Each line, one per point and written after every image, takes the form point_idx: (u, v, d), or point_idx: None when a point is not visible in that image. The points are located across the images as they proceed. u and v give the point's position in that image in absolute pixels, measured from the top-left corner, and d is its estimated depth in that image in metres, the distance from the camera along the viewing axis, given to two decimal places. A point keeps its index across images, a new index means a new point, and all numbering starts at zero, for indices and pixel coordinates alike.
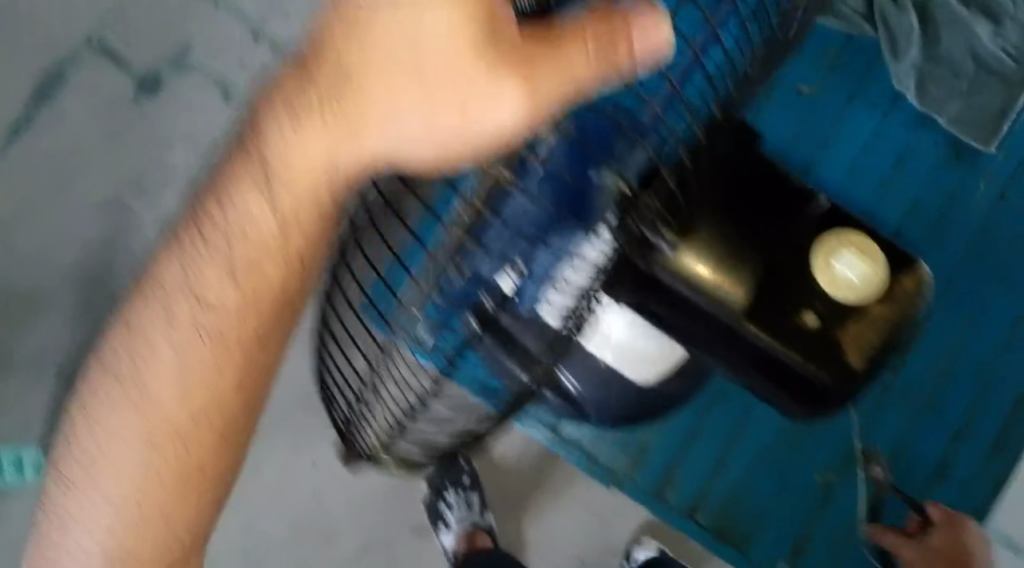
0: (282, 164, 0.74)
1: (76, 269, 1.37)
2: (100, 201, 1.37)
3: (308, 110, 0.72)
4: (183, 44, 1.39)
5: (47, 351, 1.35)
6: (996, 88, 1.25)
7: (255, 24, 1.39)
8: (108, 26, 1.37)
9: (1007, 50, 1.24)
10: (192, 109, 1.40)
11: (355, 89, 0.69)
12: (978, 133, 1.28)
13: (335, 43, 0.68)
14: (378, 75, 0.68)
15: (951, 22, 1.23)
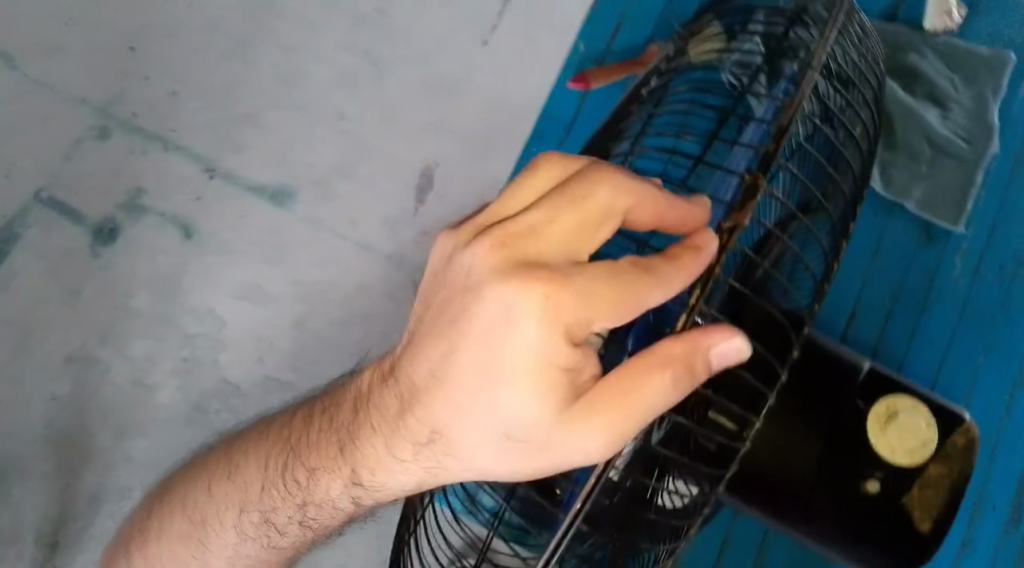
0: (380, 463, 0.76)
1: (45, 435, 1.27)
2: (65, 357, 1.30)
3: (391, 425, 0.74)
4: (136, 189, 1.35)
5: (25, 521, 1.26)
6: (954, 169, 1.25)
7: (208, 162, 1.36)
8: (57, 181, 1.34)
9: (957, 134, 1.26)
10: (151, 246, 1.33)
11: (443, 391, 0.69)
12: (948, 213, 1.25)
13: (432, 412, 0.70)
14: (462, 349, 0.68)
15: (904, 113, 1.25)
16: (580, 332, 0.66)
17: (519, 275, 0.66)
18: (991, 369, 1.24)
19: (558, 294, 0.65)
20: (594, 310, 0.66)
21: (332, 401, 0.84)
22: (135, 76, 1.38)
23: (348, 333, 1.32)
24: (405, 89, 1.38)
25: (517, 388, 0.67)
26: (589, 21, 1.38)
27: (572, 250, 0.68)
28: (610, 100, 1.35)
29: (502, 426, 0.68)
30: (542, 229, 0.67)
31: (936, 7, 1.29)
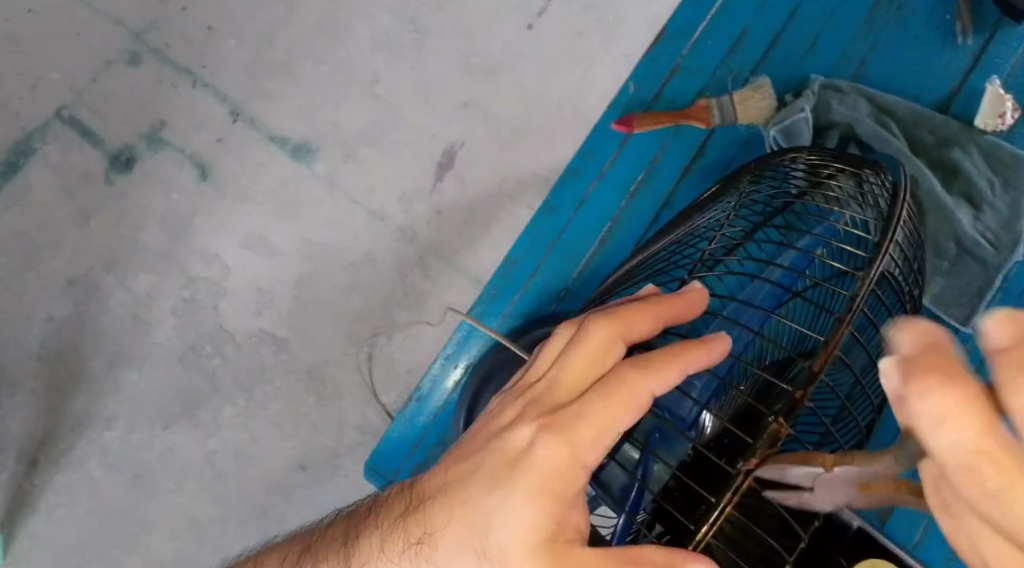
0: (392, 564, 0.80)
1: (39, 354, 1.29)
2: (67, 280, 1.29)
3: (392, 532, 0.81)
4: (159, 121, 1.31)
5: (8, 434, 1.28)
6: (978, 272, 1.18)
7: (234, 104, 1.32)
8: (82, 101, 1.31)
9: (984, 237, 1.18)
10: (167, 182, 1.31)
11: (467, 509, 0.77)
12: (961, 313, 1.19)
13: (432, 520, 0.79)
14: (492, 489, 0.77)
15: (936, 209, 1.17)
16: (578, 474, 0.76)
17: (540, 418, 0.77)
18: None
19: (568, 435, 0.76)
20: (595, 444, 0.75)
21: (381, 502, 0.84)
22: (173, 6, 1.32)
23: (349, 299, 1.32)
24: (446, 61, 1.34)
25: (511, 513, 0.75)
26: (644, 61, 1.29)
27: (590, 397, 0.76)
28: (651, 147, 1.27)
29: (481, 541, 0.76)
30: (563, 371, 0.79)
31: (991, 108, 1.23)
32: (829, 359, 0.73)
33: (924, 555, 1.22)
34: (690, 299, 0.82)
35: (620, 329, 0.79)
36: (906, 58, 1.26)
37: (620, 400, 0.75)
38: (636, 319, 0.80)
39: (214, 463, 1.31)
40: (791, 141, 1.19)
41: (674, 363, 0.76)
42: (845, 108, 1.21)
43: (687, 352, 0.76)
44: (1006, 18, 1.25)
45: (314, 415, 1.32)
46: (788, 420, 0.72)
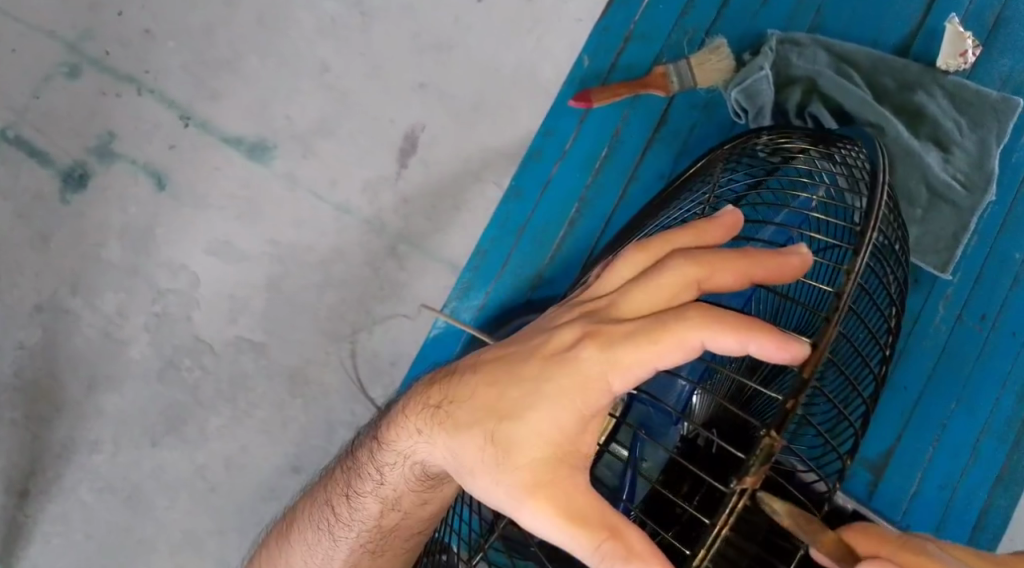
0: (418, 434, 0.91)
1: (18, 386, 1.25)
2: (34, 306, 1.26)
3: (423, 409, 0.91)
4: (107, 134, 1.26)
5: None
6: (950, 215, 1.26)
7: (182, 108, 1.27)
8: (25, 120, 1.25)
9: (956, 179, 1.26)
10: (124, 196, 1.27)
11: (498, 409, 0.84)
12: (938, 261, 1.27)
13: (458, 392, 0.88)
14: (520, 388, 0.84)
15: (904, 156, 1.25)
16: (599, 393, 0.82)
17: (587, 326, 0.83)
18: (959, 420, 1.31)
19: (605, 352, 0.81)
20: (627, 366, 0.80)
21: (422, 388, 0.93)
22: (108, 12, 1.26)
23: (323, 297, 1.30)
24: (396, 43, 1.30)
25: (532, 407, 0.83)
26: (596, 31, 1.32)
27: (639, 327, 0.81)
28: (611, 119, 1.32)
29: (497, 418, 0.84)
30: (632, 297, 0.84)
31: (952, 48, 1.30)
32: (816, 365, 0.75)
33: (924, 503, 1.30)
34: (792, 260, 0.82)
35: (698, 274, 0.82)
36: (862, 4, 1.33)
37: (667, 341, 0.79)
38: (721, 268, 0.82)
39: (206, 476, 1.29)
40: (755, 100, 1.26)
41: (734, 331, 0.77)
42: (805, 61, 1.27)
43: (751, 327, 0.77)
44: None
45: (302, 417, 1.30)
46: (780, 433, 0.73)
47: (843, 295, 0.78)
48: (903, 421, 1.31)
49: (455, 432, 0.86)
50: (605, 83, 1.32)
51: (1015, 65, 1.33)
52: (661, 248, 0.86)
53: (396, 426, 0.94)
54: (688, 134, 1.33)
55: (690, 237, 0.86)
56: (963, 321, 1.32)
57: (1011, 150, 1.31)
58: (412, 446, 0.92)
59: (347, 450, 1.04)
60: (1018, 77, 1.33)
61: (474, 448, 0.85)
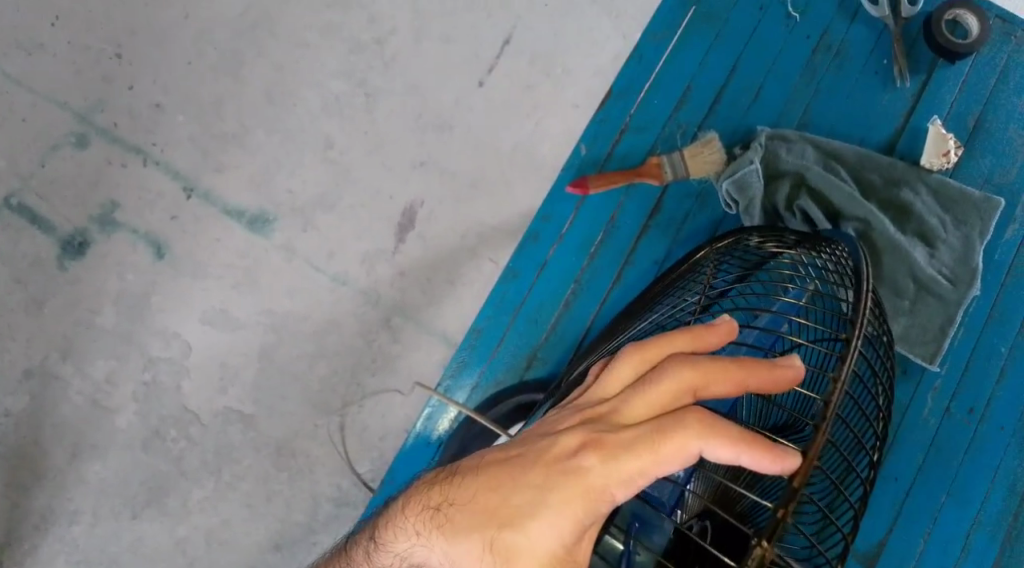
0: (416, 535, 0.84)
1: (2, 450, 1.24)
2: (24, 371, 1.25)
3: (420, 510, 0.84)
4: (110, 202, 1.28)
5: None
6: (936, 307, 1.27)
7: (186, 179, 1.29)
8: (29, 187, 1.27)
9: (941, 273, 1.28)
10: (122, 264, 1.27)
11: (500, 513, 0.79)
12: (925, 352, 1.27)
13: (457, 493, 0.82)
14: (524, 492, 0.79)
15: (892, 248, 1.26)
16: (602, 504, 0.78)
17: (590, 434, 0.79)
18: (950, 513, 1.28)
19: (608, 463, 0.78)
20: (629, 475, 0.77)
21: (420, 485, 0.87)
22: (119, 85, 1.30)
23: (314, 368, 1.29)
24: (398, 122, 1.33)
25: (534, 516, 0.78)
26: (593, 122, 1.35)
27: (640, 436, 0.78)
28: (607, 206, 1.32)
29: (497, 525, 0.79)
30: (634, 406, 0.80)
31: (935, 146, 1.32)
32: (807, 476, 0.73)
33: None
34: (788, 372, 0.79)
35: (696, 383, 0.79)
36: (849, 103, 1.36)
37: (668, 449, 0.76)
38: (717, 378, 0.79)
39: (185, 550, 1.26)
40: (746, 192, 1.26)
41: (732, 442, 0.75)
42: (794, 157, 1.29)
43: (751, 443, 0.75)
44: (939, 60, 1.37)
45: (287, 491, 1.28)
46: (771, 543, 0.72)
47: (830, 403, 0.76)
48: (895, 510, 1.28)
49: (454, 537, 0.81)
50: (602, 171, 1.33)
51: (996, 166, 1.36)
52: (655, 353, 0.83)
53: (388, 527, 0.87)
54: (681, 222, 1.33)
55: (686, 342, 0.83)
56: (951, 413, 1.30)
57: (994, 248, 1.34)
58: (407, 549, 0.85)
59: (330, 552, 0.96)
60: (999, 178, 1.36)
61: (475, 553, 0.80)
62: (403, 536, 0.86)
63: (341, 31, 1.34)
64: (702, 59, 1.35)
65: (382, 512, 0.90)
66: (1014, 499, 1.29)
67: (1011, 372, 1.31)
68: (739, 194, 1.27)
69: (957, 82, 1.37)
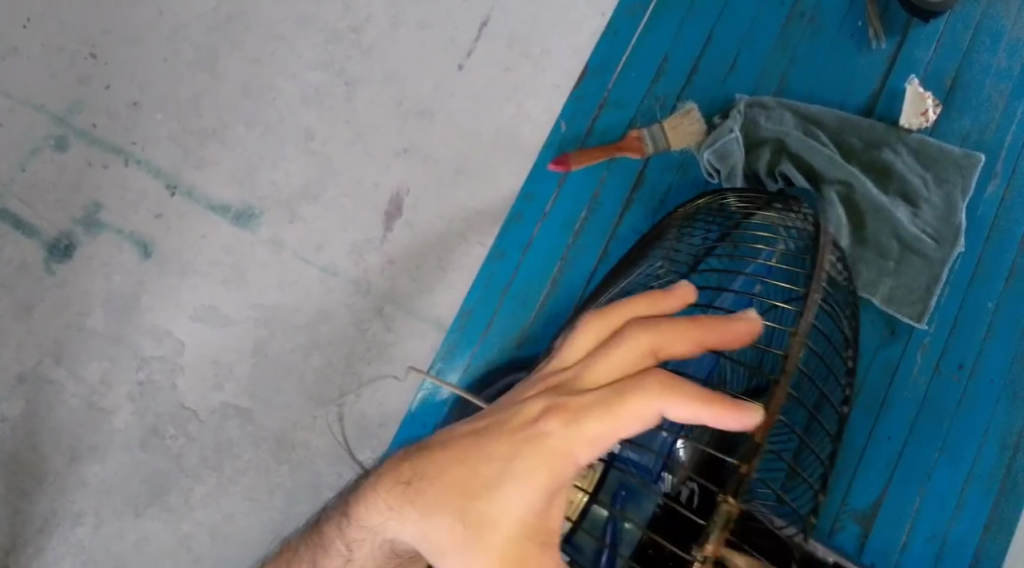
0: (388, 511, 0.84)
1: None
2: (17, 376, 1.24)
3: (390, 485, 0.84)
4: (93, 204, 1.28)
5: None
6: (921, 266, 1.28)
7: (168, 176, 1.29)
8: (11, 191, 1.26)
9: (925, 232, 1.28)
10: (109, 265, 1.27)
11: (472, 485, 0.79)
12: (913, 311, 1.28)
13: (428, 467, 0.81)
14: (495, 462, 0.79)
15: (875, 211, 1.27)
16: (569, 468, 0.77)
17: (553, 400, 0.78)
18: (944, 471, 1.30)
19: (571, 427, 0.76)
20: (592, 438, 0.76)
21: (390, 462, 0.86)
22: (96, 85, 1.29)
23: (308, 360, 1.29)
24: (379, 110, 1.33)
25: (503, 485, 0.78)
26: (570, 100, 1.35)
27: (599, 400, 0.76)
28: (589, 181, 1.33)
29: (468, 497, 0.79)
30: (597, 370, 0.79)
31: (913, 106, 1.34)
32: (767, 429, 0.73)
33: (914, 554, 1.28)
34: (743, 326, 0.78)
35: (656, 343, 0.78)
36: (826, 69, 1.36)
37: (626, 411, 0.74)
38: (675, 337, 0.78)
39: (190, 546, 1.26)
40: (727, 160, 1.27)
41: (690, 401, 0.73)
42: (773, 123, 1.29)
43: (707, 400, 0.73)
44: (913, 20, 1.37)
45: (288, 483, 1.28)
46: (737, 498, 0.72)
47: (790, 357, 0.75)
48: (891, 469, 1.29)
49: (427, 513, 0.80)
50: (583, 147, 1.34)
51: (975, 123, 1.36)
52: (617, 319, 0.81)
53: (361, 505, 0.87)
54: (664, 195, 1.34)
55: (645, 307, 0.81)
56: (941, 371, 1.32)
57: (976, 205, 1.35)
58: (382, 526, 0.85)
59: (309, 530, 0.96)
60: (978, 134, 1.36)
61: (449, 528, 0.79)
62: (376, 513, 0.85)
63: (317, 22, 1.33)
64: (677, 32, 1.35)
65: (355, 488, 0.90)
66: (1006, 452, 1.31)
67: (997, 326, 1.33)
68: (719, 162, 1.28)
69: (933, 41, 1.37)
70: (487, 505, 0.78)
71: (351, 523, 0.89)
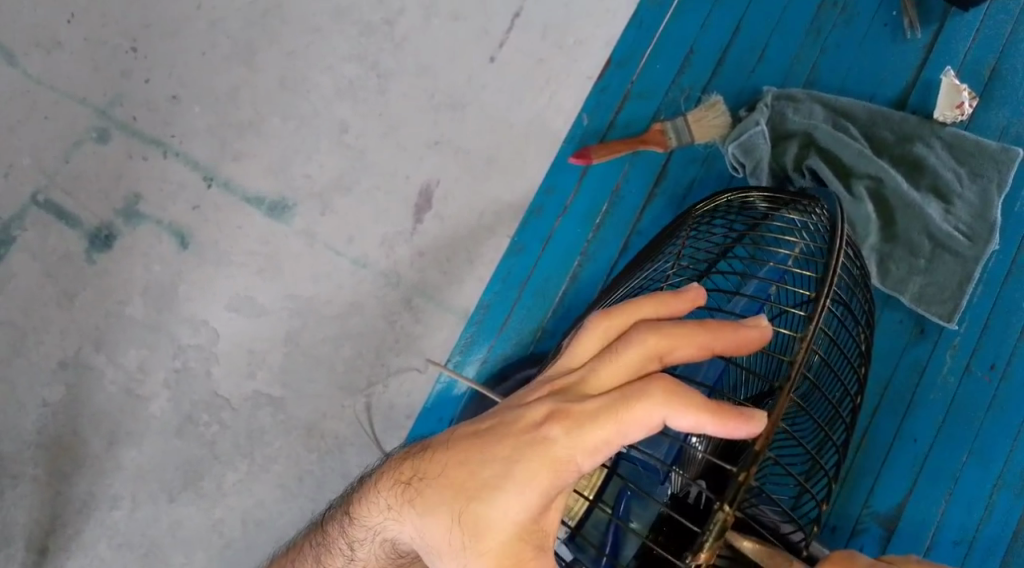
0: (389, 508, 0.86)
1: (41, 443, 1.26)
2: (58, 364, 1.26)
3: (391, 483, 0.86)
4: (133, 195, 1.29)
5: (15, 526, 1.25)
6: (953, 264, 1.25)
7: (205, 168, 1.30)
8: (55, 183, 1.27)
9: (958, 229, 1.26)
10: (149, 255, 1.28)
11: (468, 486, 0.80)
12: (942, 310, 1.26)
13: (427, 467, 0.83)
14: (492, 465, 0.79)
15: (905, 206, 1.25)
16: (568, 472, 0.78)
17: (557, 404, 0.79)
18: (972, 473, 1.28)
19: (573, 434, 0.77)
20: (595, 443, 0.77)
21: (394, 460, 0.88)
22: (136, 78, 1.29)
23: (339, 350, 1.31)
24: (412, 103, 1.34)
25: (500, 487, 0.79)
26: (595, 91, 1.35)
27: (606, 405, 0.77)
28: (610, 175, 1.34)
29: (466, 499, 0.79)
30: (604, 374, 0.80)
31: (949, 99, 1.30)
32: (769, 438, 0.73)
33: (939, 558, 1.26)
34: (752, 332, 0.80)
35: (662, 348, 0.79)
36: (857, 59, 1.35)
37: (632, 418, 0.76)
38: (684, 343, 0.79)
39: (222, 531, 1.30)
40: (752, 155, 1.25)
41: (696, 412, 0.75)
42: (801, 116, 1.28)
43: (711, 407, 0.75)
44: (951, 9, 1.35)
45: (318, 471, 1.31)
46: (734, 507, 0.71)
47: (795, 363, 0.76)
48: (916, 469, 1.27)
49: (425, 511, 0.82)
50: (604, 140, 1.34)
51: (1012, 116, 1.34)
52: (624, 320, 0.82)
53: (365, 502, 0.89)
54: (686, 190, 1.35)
55: (651, 309, 0.82)
56: (972, 370, 1.30)
57: (1013, 201, 1.32)
58: (386, 523, 0.87)
59: (315, 528, 0.99)
60: (1017, 128, 1.34)
61: (446, 527, 0.80)
62: (379, 510, 0.87)
63: (352, 14, 1.34)
64: (704, 21, 1.34)
65: (358, 486, 0.93)
66: None
67: None
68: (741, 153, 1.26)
69: (971, 31, 1.35)
70: (483, 506, 0.79)
71: (355, 521, 0.91)
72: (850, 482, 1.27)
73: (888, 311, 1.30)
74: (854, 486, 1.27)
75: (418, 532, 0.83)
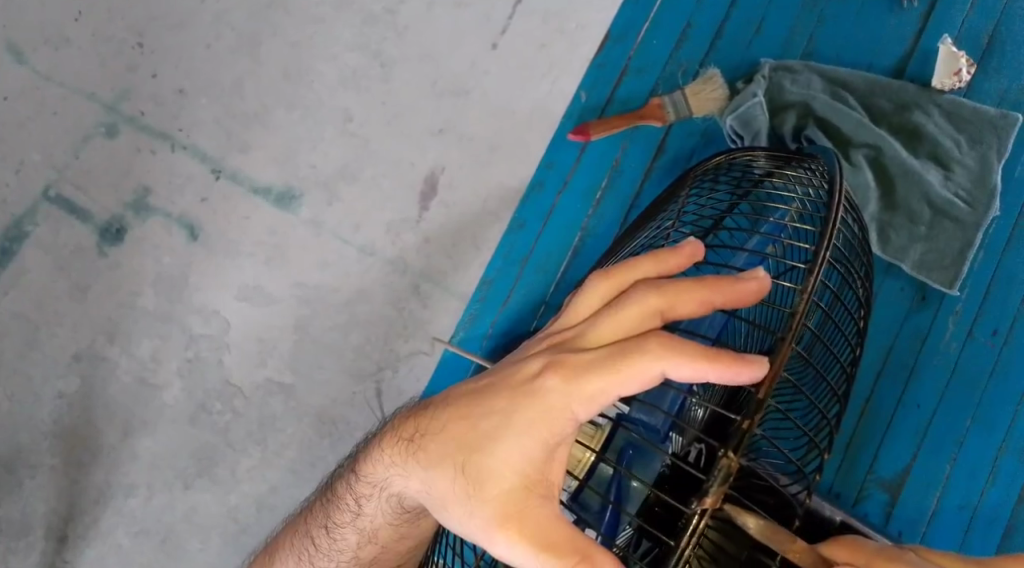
0: (393, 465, 0.88)
1: (56, 433, 1.27)
2: (73, 355, 1.28)
3: (396, 441, 0.87)
4: (142, 187, 1.30)
5: (35, 516, 1.27)
6: (954, 230, 1.27)
7: (213, 161, 1.32)
8: (65, 177, 1.29)
9: (958, 196, 1.27)
10: (158, 247, 1.30)
11: (470, 437, 0.82)
12: (944, 276, 1.27)
13: (429, 423, 0.85)
14: (494, 417, 0.81)
15: (904, 174, 1.26)
16: (565, 422, 0.80)
17: (554, 356, 0.81)
18: (976, 439, 1.28)
19: (570, 383, 0.79)
20: (593, 392, 0.79)
21: (397, 420, 0.90)
22: (142, 73, 1.31)
23: (348, 337, 1.33)
24: (415, 90, 1.35)
25: (502, 438, 0.81)
26: (592, 68, 1.36)
27: (602, 358, 0.79)
28: (609, 152, 1.35)
29: (468, 451, 0.81)
30: (602, 330, 0.81)
31: (946, 67, 1.31)
32: (772, 385, 0.75)
33: (942, 525, 1.26)
34: (750, 285, 0.80)
35: (662, 304, 0.80)
36: (853, 31, 1.35)
37: (631, 370, 0.77)
38: (683, 299, 0.80)
39: (237, 518, 1.31)
40: (750, 126, 1.26)
41: (695, 359, 0.76)
42: (799, 87, 1.29)
43: (712, 358, 0.76)
44: None
45: (330, 456, 1.33)
46: (738, 453, 0.73)
47: (796, 314, 0.77)
48: (921, 435, 1.28)
49: (429, 466, 0.83)
50: (603, 115, 1.35)
51: (1012, 84, 1.34)
52: (622, 282, 0.84)
53: (371, 462, 0.91)
54: (686, 160, 1.35)
55: (650, 267, 0.84)
56: (974, 336, 1.30)
57: (1014, 167, 1.32)
58: (391, 481, 0.89)
59: (327, 487, 1.02)
60: (1015, 95, 1.34)
61: (450, 481, 0.82)
62: (385, 468, 0.89)
63: (353, 4, 1.36)
64: None
65: (366, 444, 0.95)
66: None
67: None
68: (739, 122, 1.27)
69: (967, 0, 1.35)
70: (486, 457, 0.81)
71: (361, 478, 0.93)
72: (854, 448, 1.28)
73: (891, 280, 1.30)
74: (858, 451, 1.28)
75: (422, 487, 0.85)
